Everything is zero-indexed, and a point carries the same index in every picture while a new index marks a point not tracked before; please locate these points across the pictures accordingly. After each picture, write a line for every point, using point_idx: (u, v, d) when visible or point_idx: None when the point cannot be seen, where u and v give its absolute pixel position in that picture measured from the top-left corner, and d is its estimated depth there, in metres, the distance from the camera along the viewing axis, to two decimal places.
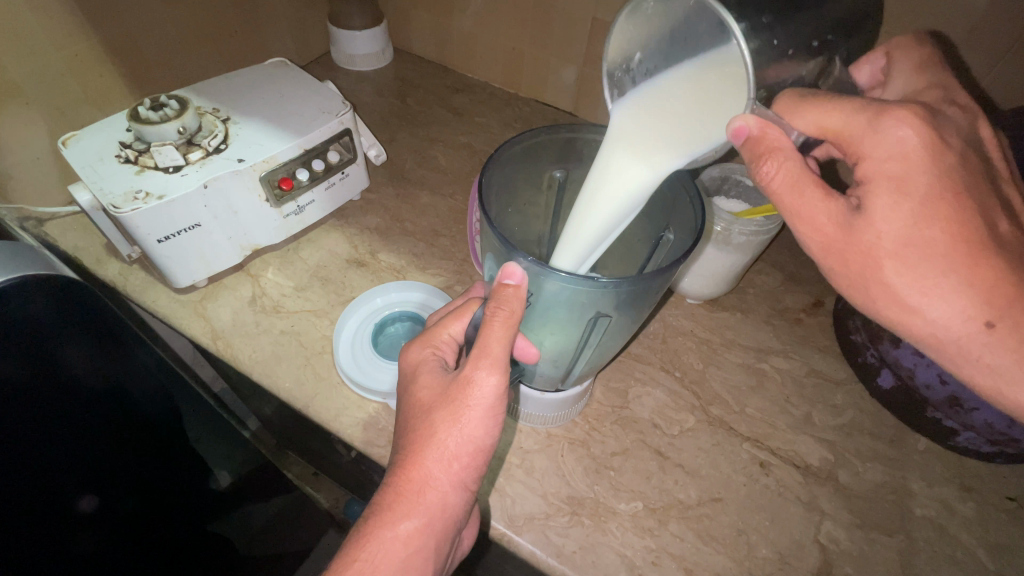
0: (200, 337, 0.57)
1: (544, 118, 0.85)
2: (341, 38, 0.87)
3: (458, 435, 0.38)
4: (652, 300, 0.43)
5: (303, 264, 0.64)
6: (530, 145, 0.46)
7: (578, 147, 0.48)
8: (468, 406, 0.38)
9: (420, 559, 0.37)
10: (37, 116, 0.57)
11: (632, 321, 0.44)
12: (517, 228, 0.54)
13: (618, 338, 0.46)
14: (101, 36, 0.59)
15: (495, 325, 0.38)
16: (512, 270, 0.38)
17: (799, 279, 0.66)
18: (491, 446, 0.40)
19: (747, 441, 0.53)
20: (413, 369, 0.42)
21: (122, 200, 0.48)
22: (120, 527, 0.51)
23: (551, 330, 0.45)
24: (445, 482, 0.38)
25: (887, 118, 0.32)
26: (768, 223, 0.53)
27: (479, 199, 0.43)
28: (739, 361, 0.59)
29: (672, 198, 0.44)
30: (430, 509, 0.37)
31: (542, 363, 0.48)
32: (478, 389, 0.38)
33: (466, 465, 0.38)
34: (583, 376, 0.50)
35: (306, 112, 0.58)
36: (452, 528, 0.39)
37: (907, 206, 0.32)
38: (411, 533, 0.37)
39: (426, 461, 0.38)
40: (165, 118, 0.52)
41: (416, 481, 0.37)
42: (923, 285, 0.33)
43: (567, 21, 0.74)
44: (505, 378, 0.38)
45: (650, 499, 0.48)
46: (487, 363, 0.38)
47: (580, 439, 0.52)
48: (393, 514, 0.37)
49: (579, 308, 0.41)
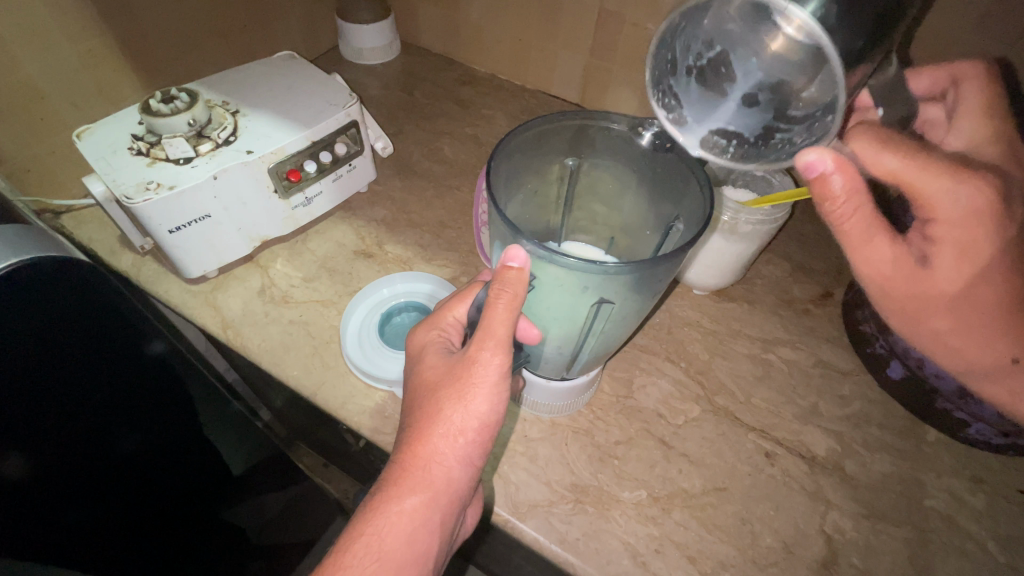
0: (210, 327, 0.58)
1: (550, 110, 0.85)
2: (348, 32, 0.87)
3: (464, 412, 0.38)
4: (654, 290, 0.43)
5: (311, 256, 0.65)
6: (541, 131, 0.46)
7: (590, 136, 0.48)
8: (473, 383, 0.38)
9: (425, 533, 0.37)
10: (53, 111, 0.59)
11: (637, 308, 0.44)
12: (527, 218, 0.54)
13: (623, 326, 0.46)
14: (114, 31, 0.60)
15: (500, 308, 0.38)
16: (514, 252, 0.38)
17: (808, 269, 0.65)
18: (498, 423, 0.40)
19: (752, 432, 0.52)
20: (420, 350, 0.43)
21: (134, 191, 0.50)
22: (124, 499, 0.54)
23: (556, 317, 0.45)
24: (450, 458, 0.38)
25: (962, 186, 0.35)
26: (776, 213, 0.52)
27: (487, 187, 0.42)
28: (746, 352, 0.58)
29: (681, 188, 0.44)
30: (434, 485, 0.38)
31: (549, 348, 0.48)
32: (482, 367, 0.39)
33: (472, 442, 0.39)
34: (590, 364, 0.50)
35: (313, 105, 0.59)
36: (457, 504, 0.39)
37: (966, 267, 0.36)
38: (416, 507, 0.37)
39: (432, 437, 0.38)
40: (176, 110, 0.53)
41: (422, 456, 0.38)
42: (963, 334, 0.39)
43: (575, 12, 0.75)
44: (508, 357, 0.39)
45: (654, 488, 0.48)
46: (492, 344, 0.38)
47: (584, 428, 0.52)
48: (398, 489, 0.37)
49: (582, 293, 0.41)
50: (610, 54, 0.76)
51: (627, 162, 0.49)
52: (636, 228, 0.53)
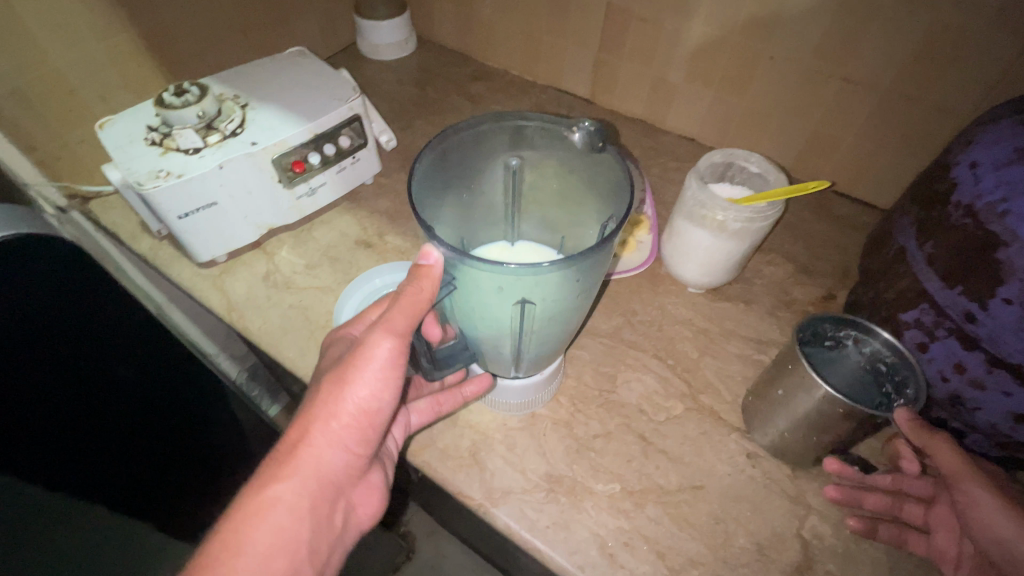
0: (216, 308, 0.62)
1: (558, 105, 0.85)
2: (365, 28, 0.90)
3: (344, 397, 0.42)
4: (576, 292, 0.45)
5: (315, 244, 0.67)
6: (480, 129, 0.52)
7: (529, 134, 0.53)
8: (358, 367, 0.42)
9: (292, 520, 0.39)
10: (82, 103, 0.63)
11: (569, 308, 0.47)
12: (478, 219, 0.60)
13: (557, 326, 0.48)
14: (139, 28, 0.64)
15: (404, 300, 0.43)
16: (427, 250, 0.43)
17: (809, 271, 0.64)
18: (381, 409, 0.44)
19: (735, 432, 0.52)
20: (332, 347, 0.49)
21: (145, 178, 0.53)
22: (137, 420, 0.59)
23: (485, 317, 0.47)
24: (322, 442, 0.41)
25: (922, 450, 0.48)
26: (769, 210, 0.52)
27: (416, 168, 0.47)
28: (738, 352, 0.58)
29: (616, 186, 0.49)
30: (303, 471, 0.41)
31: (488, 346, 0.50)
32: (370, 350, 0.42)
33: (347, 425, 0.42)
34: (539, 363, 0.51)
35: (318, 99, 0.61)
36: (330, 489, 0.42)
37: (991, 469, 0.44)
38: (282, 497, 0.39)
39: (308, 423, 0.41)
40: (186, 103, 0.56)
41: (294, 442, 0.41)
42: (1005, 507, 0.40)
43: (582, 6, 0.75)
44: (401, 344, 0.43)
45: (629, 482, 0.48)
46: (384, 329, 0.43)
47: (564, 420, 0.52)
48: (268, 479, 0.40)
49: (501, 294, 0.44)
50: (618, 48, 0.76)
51: (567, 159, 0.54)
52: (582, 226, 0.58)
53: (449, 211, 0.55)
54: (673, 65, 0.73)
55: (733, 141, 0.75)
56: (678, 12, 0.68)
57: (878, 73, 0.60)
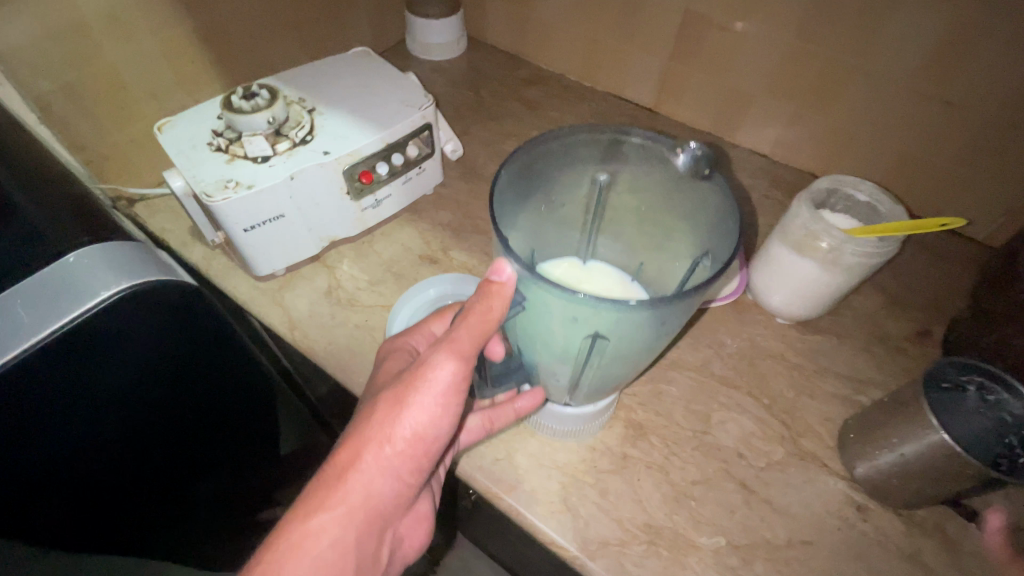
0: (277, 326, 0.58)
1: (621, 114, 0.81)
2: (416, 26, 0.86)
3: (398, 421, 0.40)
4: (654, 334, 0.42)
5: (377, 258, 0.64)
6: (572, 138, 0.48)
7: (623, 150, 0.49)
8: (416, 390, 0.40)
9: (335, 549, 0.39)
10: (133, 100, 0.59)
11: (646, 347, 0.43)
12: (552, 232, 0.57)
13: (624, 365, 0.44)
14: (195, 21, 0.59)
15: (472, 318, 0.40)
16: (501, 267, 0.40)
17: (903, 303, 0.61)
18: (437, 435, 0.42)
19: (842, 481, 0.48)
20: (389, 355, 0.47)
21: (213, 189, 0.49)
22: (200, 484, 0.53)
23: (550, 344, 0.44)
24: (371, 467, 0.40)
25: None
26: (887, 245, 0.48)
27: (495, 177, 0.44)
28: (836, 392, 0.54)
29: (715, 223, 0.45)
30: (352, 498, 0.40)
31: (547, 371, 0.47)
32: (430, 373, 0.40)
33: (399, 451, 0.41)
34: (597, 394, 0.48)
35: (389, 105, 0.57)
36: (376, 515, 0.41)
37: None
38: (328, 524, 0.39)
39: (358, 446, 0.40)
40: (256, 108, 0.52)
41: (342, 466, 0.40)
42: None
43: (657, 12, 0.71)
44: (462, 368, 0.40)
45: (734, 536, 0.45)
46: (447, 349, 0.40)
47: (658, 464, 0.49)
48: (314, 505, 0.39)
49: (570, 325, 0.41)
50: (691, 58, 0.72)
51: (659, 181, 0.50)
52: (665, 257, 0.53)
53: (524, 223, 0.51)
54: (752, 78, 0.69)
55: (812, 160, 0.71)
56: (765, 22, 0.64)
57: (988, 99, 0.56)
